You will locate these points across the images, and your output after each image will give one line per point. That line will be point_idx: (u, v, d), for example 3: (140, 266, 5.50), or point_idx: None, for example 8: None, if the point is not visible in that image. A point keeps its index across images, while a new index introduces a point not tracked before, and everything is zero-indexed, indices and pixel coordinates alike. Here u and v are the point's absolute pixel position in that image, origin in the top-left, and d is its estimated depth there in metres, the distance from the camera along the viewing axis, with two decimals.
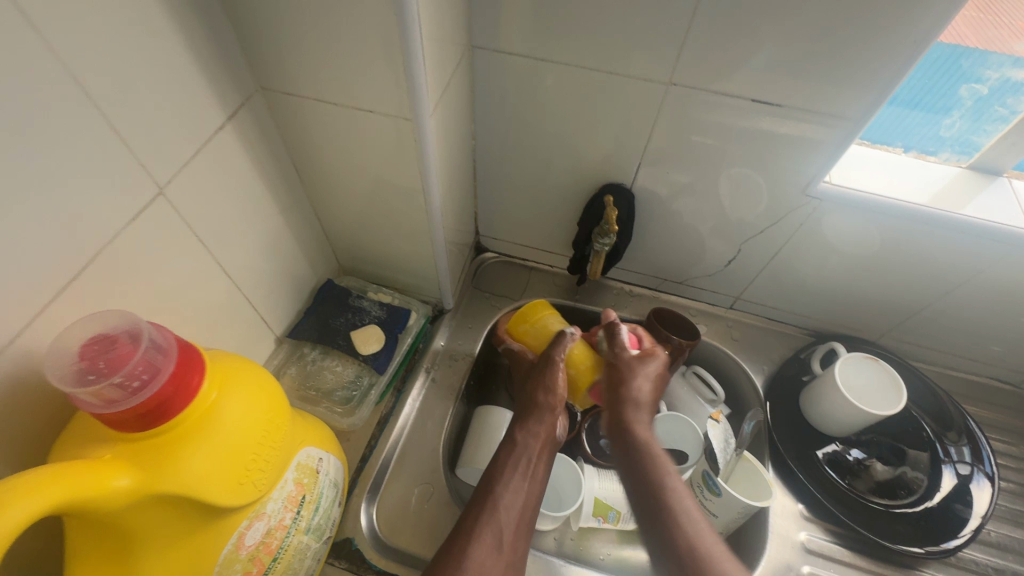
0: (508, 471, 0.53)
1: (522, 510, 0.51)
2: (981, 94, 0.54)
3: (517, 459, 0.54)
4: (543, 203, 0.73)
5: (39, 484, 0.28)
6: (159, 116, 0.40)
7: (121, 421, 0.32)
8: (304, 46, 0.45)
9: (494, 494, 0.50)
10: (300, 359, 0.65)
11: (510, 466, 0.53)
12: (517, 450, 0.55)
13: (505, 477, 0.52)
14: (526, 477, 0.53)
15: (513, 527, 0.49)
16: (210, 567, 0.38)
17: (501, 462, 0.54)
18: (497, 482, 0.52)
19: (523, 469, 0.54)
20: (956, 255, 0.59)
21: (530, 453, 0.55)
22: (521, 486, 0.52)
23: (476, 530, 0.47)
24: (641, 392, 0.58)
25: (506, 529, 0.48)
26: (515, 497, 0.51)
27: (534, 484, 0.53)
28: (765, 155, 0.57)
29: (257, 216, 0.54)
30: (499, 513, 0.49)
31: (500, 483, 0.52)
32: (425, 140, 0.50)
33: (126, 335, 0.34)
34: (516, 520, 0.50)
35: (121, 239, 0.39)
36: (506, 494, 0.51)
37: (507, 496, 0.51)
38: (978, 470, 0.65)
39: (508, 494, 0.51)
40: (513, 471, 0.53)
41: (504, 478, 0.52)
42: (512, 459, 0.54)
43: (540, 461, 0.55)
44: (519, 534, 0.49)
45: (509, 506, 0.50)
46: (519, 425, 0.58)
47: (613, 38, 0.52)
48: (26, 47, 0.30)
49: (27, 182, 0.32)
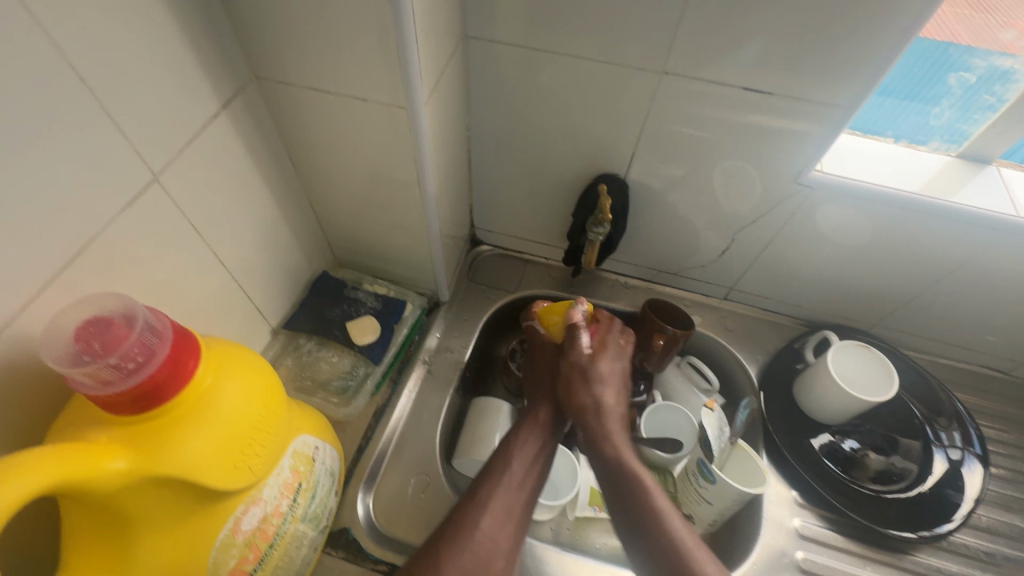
0: (520, 449, 0.55)
1: (532, 489, 0.52)
2: (969, 82, 0.55)
3: (530, 440, 0.56)
4: (538, 195, 0.73)
5: (35, 463, 0.28)
6: (154, 103, 0.40)
7: (116, 403, 0.32)
8: (299, 35, 0.45)
9: (507, 470, 0.52)
10: (295, 351, 0.65)
11: (522, 446, 0.55)
12: (530, 432, 0.57)
13: (516, 455, 0.54)
14: (537, 457, 0.55)
15: (524, 502, 0.51)
16: (207, 551, 0.38)
17: (514, 441, 0.56)
18: (511, 459, 0.53)
19: (534, 450, 0.55)
20: (946, 243, 0.60)
21: (542, 435, 0.57)
22: (531, 466, 0.54)
23: (487, 503, 0.49)
24: (603, 399, 0.57)
25: (517, 505, 0.50)
26: (526, 476, 0.53)
27: (544, 466, 0.55)
28: (758, 144, 0.58)
29: (252, 206, 0.54)
30: (510, 488, 0.51)
31: (512, 460, 0.53)
32: (420, 130, 0.50)
33: (121, 318, 0.34)
34: (527, 497, 0.51)
35: (116, 227, 0.39)
36: (518, 472, 0.53)
37: (518, 473, 0.52)
38: (968, 453, 0.66)
39: (519, 472, 0.53)
40: (525, 451, 0.55)
41: (516, 456, 0.54)
42: (525, 440, 0.56)
43: (550, 443, 0.57)
44: (527, 510, 0.51)
45: (519, 482, 0.52)
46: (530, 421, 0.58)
47: (606, 28, 0.52)
48: (20, 30, 0.30)
49: (20, 169, 0.32)
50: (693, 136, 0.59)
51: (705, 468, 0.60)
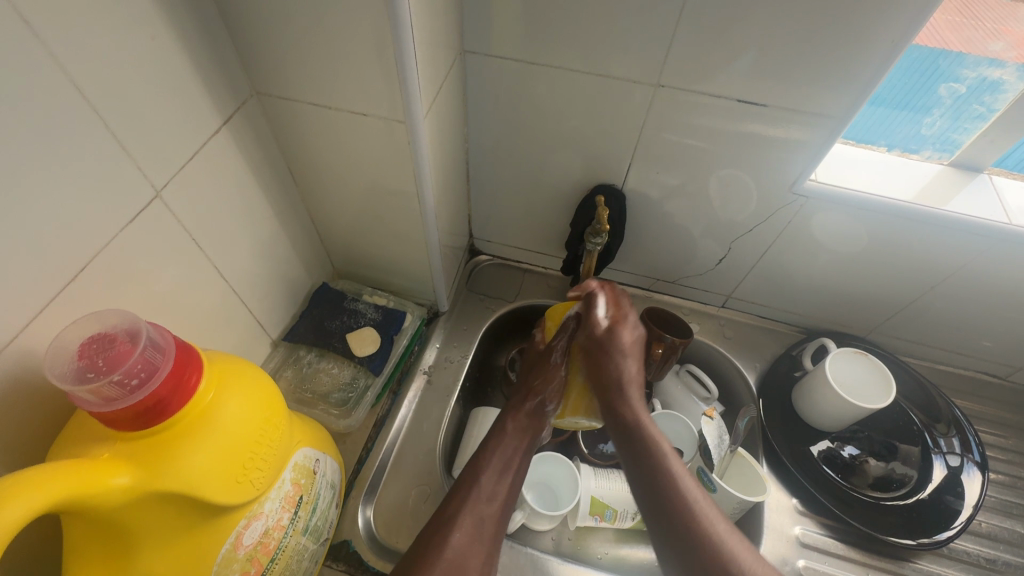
0: (490, 460, 0.54)
1: (503, 502, 0.52)
2: (959, 92, 0.56)
3: (500, 452, 0.56)
4: (535, 205, 0.74)
5: (38, 481, 0.28)
6: (156, 119, 0.40)
7: (118, 419, 0.32)
8: (298, 51, 0.45)
9: (476, 483, 0.52)
10: (296, 362, 0.65)
11: (494, 457, 0.55)
12: (501, 442, 0.57)
13: (485, 467, 0.53)
14: (507, 470, 0.55)
15: (494, 517, 0.50)
16: (209, 567, 0.38)
17: (485, 453, 0.55)
18: (479, 473, 0.53)
19: (504, 462, 0.55)
20: (940, 251, 0.60)
21: (512, 445, 0.57)
22: (500, 479, 0.54)
23: (456, 519, 0.48)
24: (626, 372, 0.56)
25: (488, 521, 0.49)
26: (496, 489, 0.52)
27: (514, 478, 0.55)
28: (753, 155, 0.58)
29: (253, 220, 0.55)
30: (481, 502, 0.50)
31: (481, 472, 0.53)
32: (419, 143, 0.51)
33: (125, 334, 0.34)
34: (498, 511, 0.51)
35: (119, 242, 0.40)
36: (488, 485, 0.52)
37: (489, 486, 0.52)
38: (967, 460, 0.66)
39: (490, 485, 0.52)
40: (495, 465, 0.54)
41: (486, 470, 0.53)
42: (495, 451, 0.56)
43: (521, 455, 0.57)
44: (498, 525, 0.50)
45: (490, 495, 0.51)
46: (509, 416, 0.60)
47: (602, 42, 0.53)
48: (26, 51, 0.30)
49: (25, 186, 0.32)
50: (689, 147, 0.60)
51: (705, 477, 0.61)
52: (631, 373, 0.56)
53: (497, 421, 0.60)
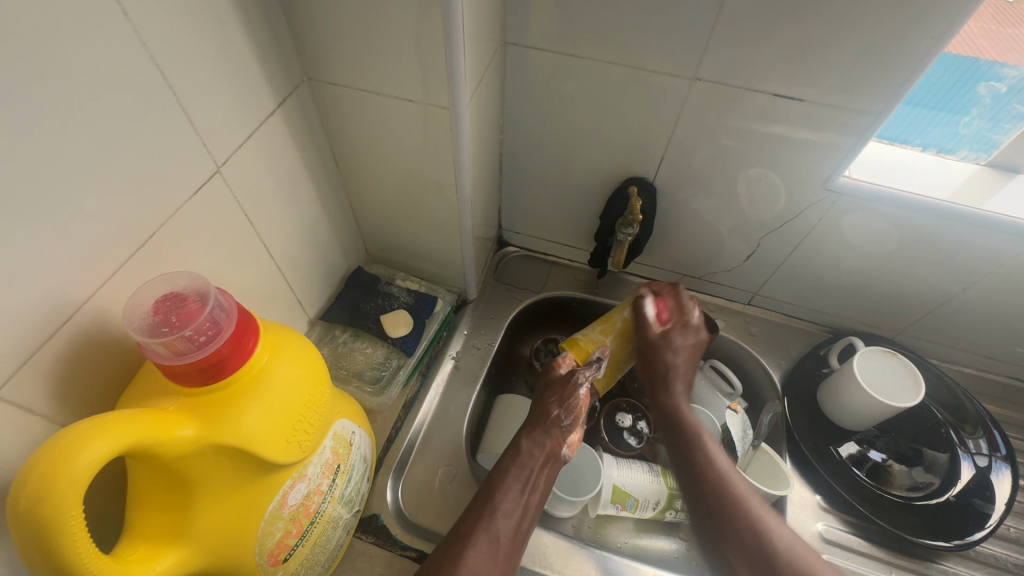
0: (508, 480, 0.54)
1: (520, 521, 0.53)
2: (999, 91, 0.55)
3: (518, 470, 0.55)
4: (566, 198, 0.75)
5: (115, 425, 0.30)
6: (219, 100, 0.42)
7: (184, 373, 0.34)
8: (349, 38, 0.47)
9: (493, 503, 0.53)
10: (331, 341, 0.67)
11: (511, 477, 0.54)
12: (520, 459, 0.56)
13: (504, 487, 0.54)
14: (528, 490, 0.54)
15: (510, 535, 0.51)
16: (257, 523, 0.40)
17: (506, 470, 0.55)
18: (497, 491, 0.53)
19: (522, 481, 0.54)
20: (975, 251, 0.60)
21: (532, 464, 0.56)
22: (518, 497, 0.54)
23: (472, 537, 0.50)
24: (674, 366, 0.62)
25: (507, 541, 0.51)
26: (514, 507, 0.53)
27: (533, 496, 0.54)
28: (786, 153, 0.59)
29: (298, 201, 0.57)
30: (497, 522, 0.52)
31: (499, 491, 0.53)
32: (459, 131, 0.52)
33: (195, 295, 0.37)
34: (515, 530, 0.52)
35: (181, 214, 0.42)
36: (505, 504, 0.53)
37: (505, 506, 0.53)
38: (996, 459, 0.66)
39: (507, 503, 0.53)
40: (514, 484, 0.54)
41: (507, 488, 0.54)
42: (513, 470, 0.55)
43: (541, 472, 0.56)
44: (519, 540, 0.52)
45: (507, 515, 0.52)
46: (525, 432, 0.58)
47: (640, 36, 0.54)
48: (114, 29, 0.33)
49: (102, 155, 0.35)
50: (722, 142, 0.60)
51: None
52: (678, 367, 0.62)
53: (515, 434, 0.59)
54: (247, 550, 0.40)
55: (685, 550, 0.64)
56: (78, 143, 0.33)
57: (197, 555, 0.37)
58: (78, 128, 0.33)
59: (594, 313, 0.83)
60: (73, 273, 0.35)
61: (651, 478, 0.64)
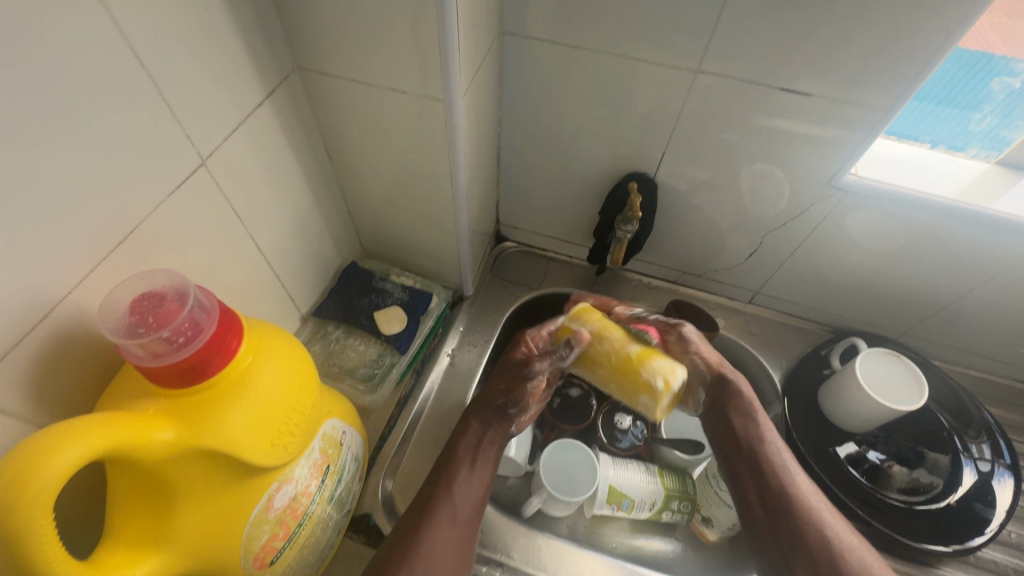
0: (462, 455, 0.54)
1: (479, 494, 0.52)
2: (1013, 88, 0.53)
3: (468, 447, 0.54)
4: (564, 192, 0.73)
5: (89, 429, 0.29)
6: (204, 89, 0.41)
7: (164, 375, 0.33)
8: (342, 28, 0.46)
9: (451, 477, 0.51)
10: (323, 337, 0.66)
11: (466, 450, 0.54)
12: (473, 435, 0.55)
13: (461, 461, 0.53)
14: (480, 466, 0.53)
15: (470, 509, 0.50)
16: (241, 526, 0.39)
17: (459, 445, 0.54)
18: (454, 467, 0.52)
19: (472, 457, 0.54)
20: (983, 252, 0.58)
21: (485, 440, 0.56)
22: (475, 475, 0.53)
23: (436, 511, 0.48)
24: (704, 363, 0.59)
25: (458, 516, 0.49)
26: (473, 480, 0.52)
27: (484, 483, 0.53)
28: (791, 150, 0.57)
29: (289, 194, 0.56)
30: (455, 500, 0.50)
31: (457, 467, 0.53)
32: (454, 124, 0.51)
33: (173, 294, 0.35)
34: (476, 501, 0.51)
35: (163, 209, 0.41)
36: (463, 478, 0.52)
37: (462, 478, 0.52)
38: (998, 465, 0.65)
39: (463, 479, 0.52)
40: (466, 459, 0.53)
41: (461, 460, 0.53)
42: (467, 445, 0.54)
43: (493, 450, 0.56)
44: (474, 507, 0.51)
45: (466, 490, 0.51)
46: (474, 413, 0.57)
47: (642, 27, 0.52)
48: (93, 19, 0.32)
49: (81, 145, 0.33)
50: (725, 138, 0.59)
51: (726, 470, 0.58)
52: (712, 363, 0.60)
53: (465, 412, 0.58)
54: (231, 554, 0.39)
55: (681, 551, 0.64)
56: (54, 137, 0.32)
57: (179, 559, 0.36)
58: (53, 122, 0.31)
59: None
60: (51, 269, 0.34)
61: (647, 478, 0.63)
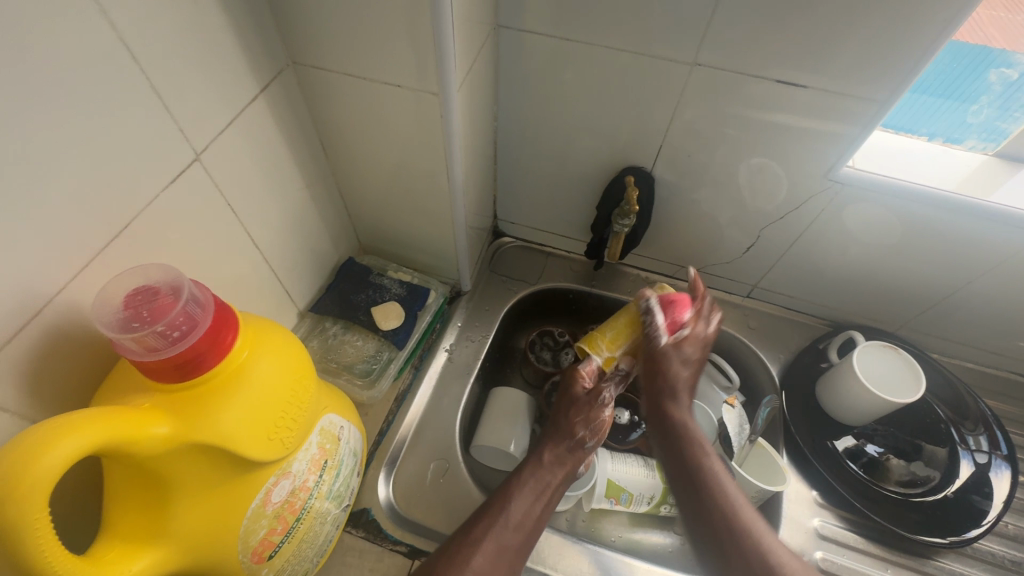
0: (524, 489, 0.53)
1: (528, 535, 0.51)
2: (1010, 79, 0.53)
3: (537, 481, 0.54)
4: (562, 187, 0.73)
5: (85, 423, 0.29)
6: (197, 84, 0.41)
7: (159, 369, 0.33)
8: (336, 21, 0.45)
9: (504, 510, 0.51)
10: (321, 333, 0.66)
11: (527, 488, 0.53)
12: (540, 471, 0.55)
13: (521, 494, 0.52)
14: (541, 500, 0.53)
15: (516, 546, 0.49)
16: (239, 520, 0.39)
17: (523, 478, 0.54)
18: (511, 499, 0.52)
19: (538, 490, 0.53)
20: (981, 244, 0.58)
21: (551, 478, 0.55)
22: (528, 509, 0.52)
23: (480, 542, 0.48)
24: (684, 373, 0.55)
25: (506, 552, 0.49)
26: (525, 519, 0.51)
27: (545, 508, 0.53)
28: (787, 143, 0.57)
29: (285, 190, 0.55)
30: (507, 529, 0.50)
31: (514, 499, 0.52)
32: (450, 118, 0.50)
33: (168, 288, 0.36)
34: (522, 541, 0.50)
35: (158, 204, 0.40)
36: (516, 513, 0.51)
37: (516, 514, 0.51)
38: (996, 457, 0.65)
39: (518, 514, 0.51)
40: (531, 492, 0.53)
41: (524, 488, 0.53)
42: (532, 480, 0.54)
43: (557, 489, 0.55)
44: (518, 550, 0.50)
45: (517, 522, 0.51)
46: (547, 445, 0.57)
47: (637, 19, 0.52)
48: (83, 12, 0.31)
49: (71, 140, 0.33)
50: (723, 131, 0.58)
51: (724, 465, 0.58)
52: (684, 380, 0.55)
53: (537, 445, 0.58)
54: (229, 548, 0.39)
55: (680, 545, 0.64)
56: (46, 133, 0.31)
57: (178, 553, 0.36)
58: (41, 117, 0.31)
59: (590, 305, 0.82)
60: (44, 264, 0.33)
61: (645, 472, 0.63)
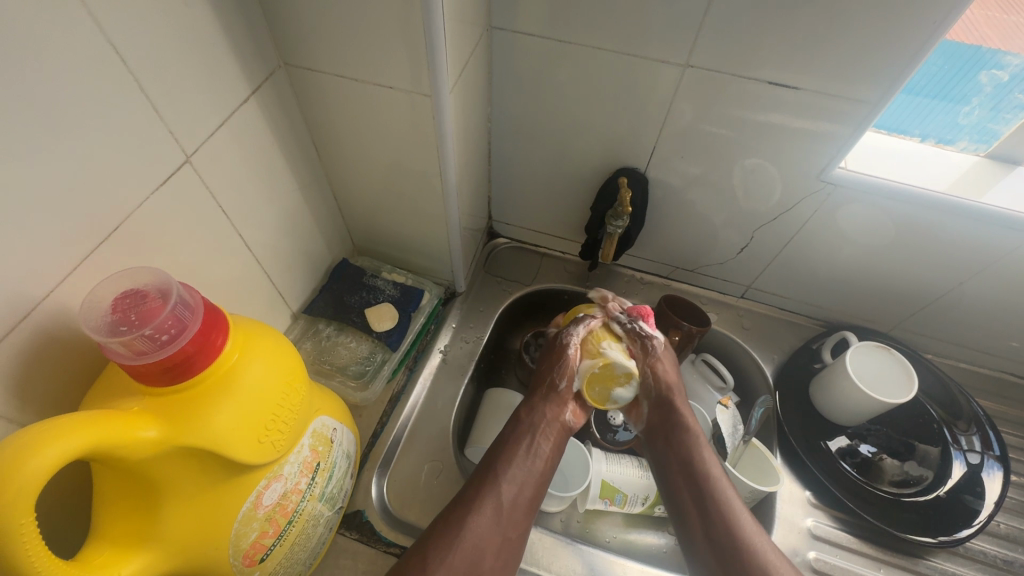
0: (510, 449, 0.57)
1: (524, 486, 0.55)
2: (1001, 80, 0.53)
3: (521, 439, 0.58)
4: (556, 187, 0.73)
5: (73, 427, 0.29)
6: (187, 87, 0.41)
7: (148, 373, 0.33)
8: (328, 23, 0.45)
9: (499, 472, 0.55)
10: (314, 335, 0.66)
11: (515, 446, 0.57)
12: (522, 429, 0.59)
13: (508, 455, 0.56)
14: (533, 457, 0.57)
15: (515, 501, 0.54)
16: (230, 523, 0.39)
17: (508, 439, 0.58)
18: (502, 462, 0.56)
19: (526, 449, 0.57)
20: (973, 245, 0.59)
21: (536, 431, 0.59)
22: (521, 471, 0.56)
23: (478, 504, 0.52)
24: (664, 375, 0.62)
25: (505, 511, 0.53)
26: (519, 474, 0.55)
27: (538, 459, 0.57)
28: (780, 144, 0.57)
29: (278, 191, 0.55)
30: (501, 489, 0.54)
31: (503, 460, 0.56)
32: (443, 119, 0.50)
33: (156, 292, 0.36)
34: (520, 495, 0.54)
35: (148, 206, 0.40)
36: (511, 472, 0.55)
37: (510, 473, 0.55)
38: (988, 457, 0.65)
39: (512, 472, 0.55)
40: (520, 453, 0.57)
41: (511, 450, 0.57)
42: (515, 440, 0.57)
43: (545, 438, 0.59)
44: (523, 501, 0.54)
45: (512, 482, 0.55)
46: (527, 404, 0.61)
47: (630, 21, 0.52)
48: (71, 14, 0.31)
49: (59, 142, 0.33)
50: (716, 132, 0.59)
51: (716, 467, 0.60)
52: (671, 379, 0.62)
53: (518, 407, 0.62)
54: (221, 552, 0.39)
55: (674, 545, 0.64)
56: (32, 135, 0.31)
57: (167, 557, 0.36)
58: (28, 120, 0.31)
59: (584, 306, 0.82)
60: (33, 267, 0.33)
61: (640, 473, 0.63)
